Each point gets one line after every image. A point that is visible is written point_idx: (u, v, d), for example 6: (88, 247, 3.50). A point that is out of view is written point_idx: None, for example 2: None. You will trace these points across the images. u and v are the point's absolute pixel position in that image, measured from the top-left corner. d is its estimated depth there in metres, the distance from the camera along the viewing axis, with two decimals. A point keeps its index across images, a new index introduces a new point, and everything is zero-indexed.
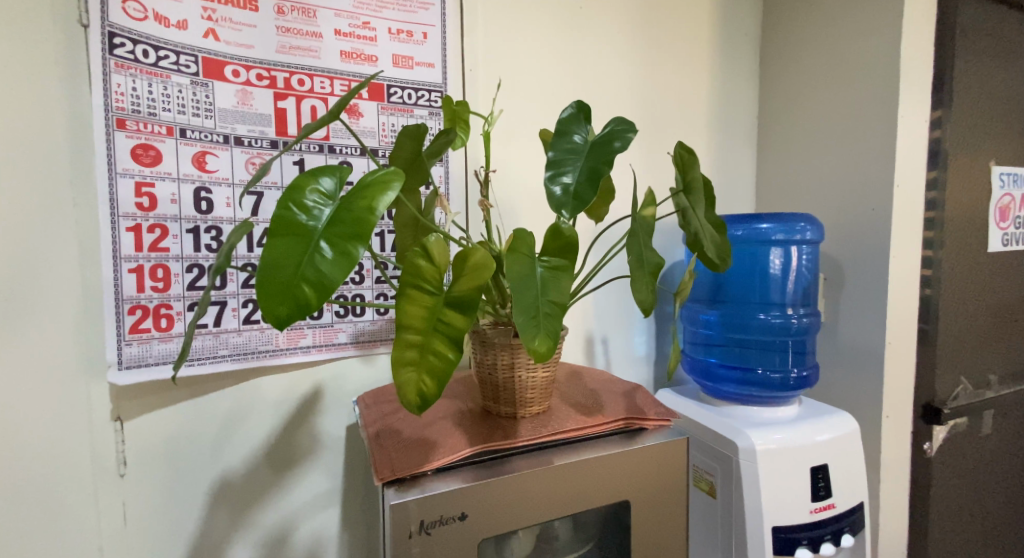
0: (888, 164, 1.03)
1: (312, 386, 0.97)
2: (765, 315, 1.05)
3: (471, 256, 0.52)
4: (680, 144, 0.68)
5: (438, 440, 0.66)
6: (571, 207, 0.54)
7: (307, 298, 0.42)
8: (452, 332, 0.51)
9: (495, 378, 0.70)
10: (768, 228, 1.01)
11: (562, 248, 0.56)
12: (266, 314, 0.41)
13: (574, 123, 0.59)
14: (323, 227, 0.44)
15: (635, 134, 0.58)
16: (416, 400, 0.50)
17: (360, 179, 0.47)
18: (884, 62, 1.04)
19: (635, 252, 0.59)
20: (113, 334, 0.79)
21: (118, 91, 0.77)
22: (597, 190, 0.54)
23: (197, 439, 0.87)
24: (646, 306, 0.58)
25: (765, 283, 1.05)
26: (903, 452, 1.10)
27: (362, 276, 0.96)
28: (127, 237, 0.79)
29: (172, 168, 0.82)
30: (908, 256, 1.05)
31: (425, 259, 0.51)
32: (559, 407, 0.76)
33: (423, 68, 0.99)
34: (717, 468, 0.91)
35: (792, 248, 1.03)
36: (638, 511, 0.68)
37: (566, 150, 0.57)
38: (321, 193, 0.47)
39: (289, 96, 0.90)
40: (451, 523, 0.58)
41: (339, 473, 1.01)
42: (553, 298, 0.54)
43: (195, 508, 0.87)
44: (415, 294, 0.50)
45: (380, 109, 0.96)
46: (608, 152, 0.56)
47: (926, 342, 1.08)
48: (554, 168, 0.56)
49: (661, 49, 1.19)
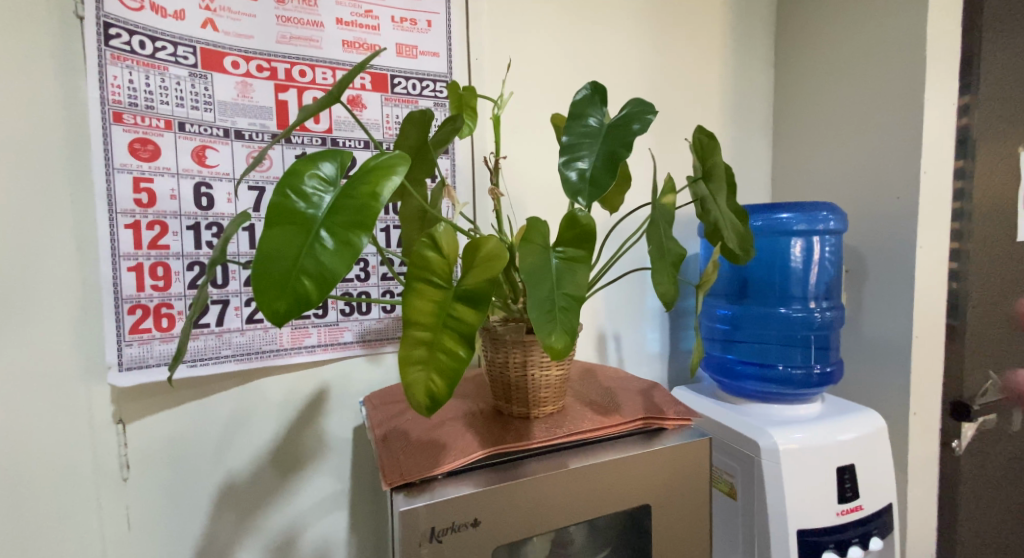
0: (913, 151, 0.99)
1: (317, 387, 0.96)
2: (786, 309, 1.00)
3: (483, 247, 0.49)
4: (698, 128, 0.64)
5: (449, 442, 0.63)
6: (586, 194, 0.50)
7: (307, 292, 0.38)
8: (462, 328, 0.47)
9: (506, 378, 0.67)
10: (789, 218, 0.97)
11: (578, 237, 0.53)
12: (261, 308, 0.37)
13: (589, 106, 0.54)
14: (323, 216, 0.40)
15: (655, 116, 0.52)
16: (425, 401, 0.47)
17: (361, 164, 0.43)
18: (907, 44, 0.99)
19: (654, 242, 0.55)
20: (113, 336, 0.78)
21: (114, 83, 0.76)
22: (615, 176, 0.49)
23: (201, 443, 0.86)
24: (667, 300, 0.54)
25: (785, 276, 1.01)
26: (931, 452, 1.06)
27: (366, 272, 0.94)
28: (126, 235, 0.78)
29: (171, 163, 0.81)
30: (936, 247, 1.01)
31: (432, 250, 0.48)
32: (573, 407, 0.73)
33: (427, 58, 0.96)
34: (737, 469, 0.87)
35: (814, 239, 0.99)
36: (658, 515, 0.65)
37: (580, 134, 0.52)
38: (320, 179, 0.42)
39: (290, 88, 0.89)
40: (465, 530, 0.55)
41: (347, 474, 1.00)
42: (569, 291, 0.51)
43: (200, 512, 0.87)
44: (423, 288, 0.48)
45: (383, 101, 0.94)
46: (625, 135, 0.51)
47: (952, 337, 1.04)
48: (568, 153, 0.51)
49: (673, 35, 1.16)
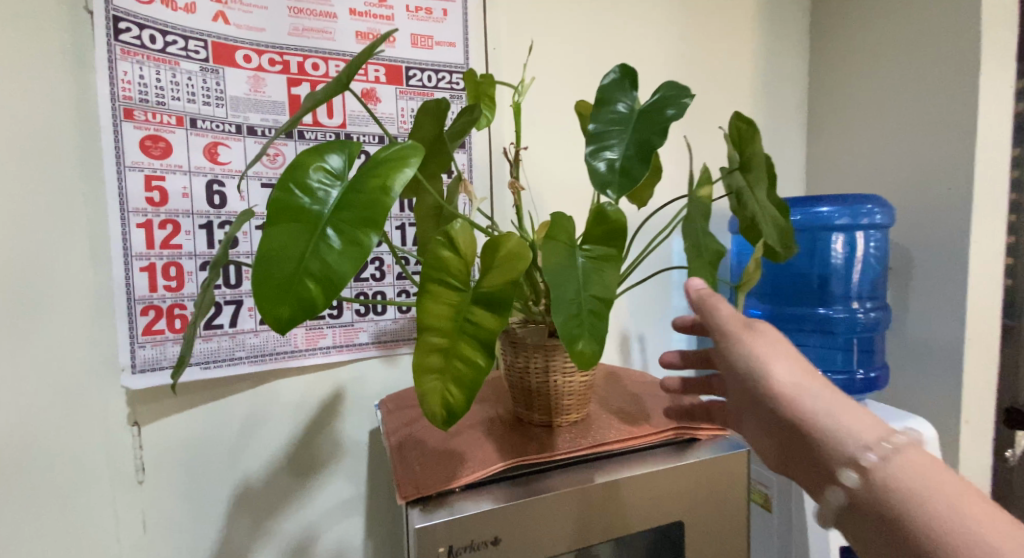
0: (967, 139, 0.92)
1: (332, 389, 0.93)
2: (826, 309, 0.94)
3: (503, 245, 0.45)
4: (736, 115, 0.58)
5: (467, 453, 0.60)
6: (618, 186, 0.45)
7: (312, 296, 0.35)
8: (480, 334, 0.44)
9: (527, 384, 0.63)
10: (829, 212, 0.90)
11: (607, 234, 0.49)
12: (264, 314, 0.34)
13: (617, 91, 0.50)
14: (329, 212, 0.37)
15: (692, 100, 0.48)
16: (441, 413, 0.43)
17: (371, 155, 0.39)
18: (962, 24, 0.92)
19: (690, 240, 0.50)
20: (126, 337, 0.76)
21: (124, 79, 0.74)
22: (648, 166, 0.44)
23: (216, 446, 0.85)
24: (706, 302, 0.50)
25: (825, 273, 0.95)
26: (983, 461, 0.99)
27: (382, 272, 0.91)
28: (138, 234, 0.76)
29: (183, 160, 0.79)
30: (994, 242, 0.93)
31: (448, 249, 0.44)
32: (598, 415, 0.69)
33: (444, 48, 0.93)
34: (774, 481, 0.82)
35: (858, 234, 0.92)
36: (692, 531, 0.60)
37: (609, 122, 0.48)
38: (326, 172, 0.39)
39: (303, 82, 0.87)
40: (485, 548, 0.51)
41: (362, 479, 0.98)
42: (597, 292, 0.47)
43: (216, 516, 0.85)
44: (438, 290, 0.44)
45: (398, 94, 0.91)
46: (658, 122, 0.47)
47: (1007, 339, 0.98)
48: (596, 142, 0.47)
49: (702, 21, 1.10)
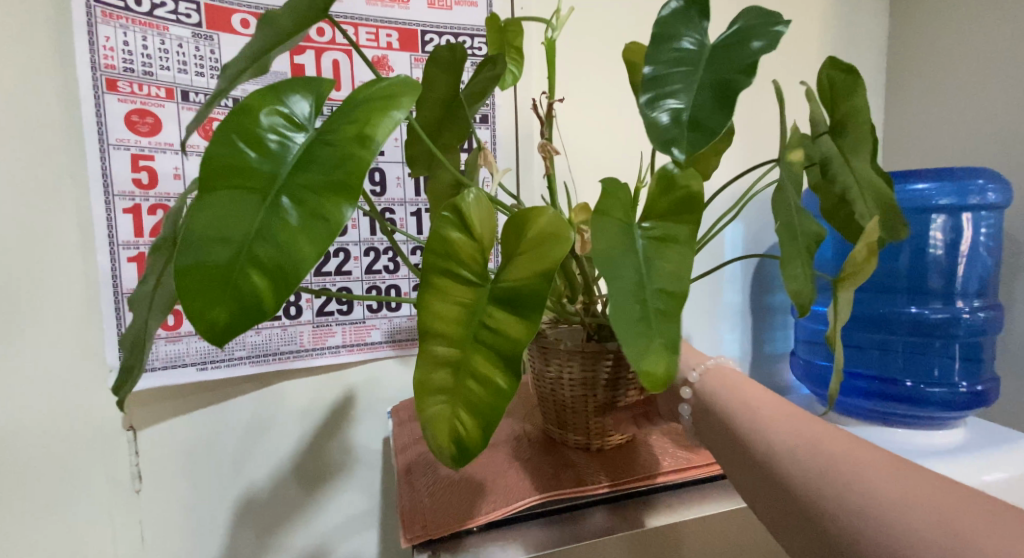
0: None
1: (342, 393, 0.84)
2: (919, 308, 0.81)
3: (534, 222, 0.34)
4: (828, 59, 0.46)
5: (489, 484, 0.49)
6: (688, 141, 0.33)
7: (258, 293, 0.24)
8: (500, 344, 0.33)
9: (560, 397, 0.52)
10: (927, 190, 0.77)
11: (675, 207, 0.38)
12: (190, 317, 0.24)
13: (681, 23, 0.38)
14: (286, 174, 0.27)
15: (786, 29, 0.36)
16: (450, 448, 0.33)
17: (348, 98, 0.29)
18: None
19: (783, 218, 0.39)
20: (114, 334, 0.68)
21: (106, 45, 0.65)
22: (730, 117, 0.33)
23: (216, 454, 0.76)
24: (804, 301, 0.37)
25: (919, 266, 0.80)
26: None
27: (396, 263, 0.81)
28: (125, 220, 0.67)
29: (174, 138, 0.70)
30: None
31: (458, 230, 0.33)
32: (645, 436, 0.58)
33: (463, 8, 0.82)
34: None
35: (965, 217, 0.77)
36: None
37: (673, 61, 0.36)
38: (286, 119, 0.29)
39: (307, 49, 0.75)
40: None
41: (377, 491, 0.88)
42: (663, 284, 0.35)
43: (217, 530, 0.78)
44: (448, 285, 0.33)
45: (412, 61, 0.80)
46: (742, 57, 0.35)
47: None
48: (656, 86, 0.34)
49: None
